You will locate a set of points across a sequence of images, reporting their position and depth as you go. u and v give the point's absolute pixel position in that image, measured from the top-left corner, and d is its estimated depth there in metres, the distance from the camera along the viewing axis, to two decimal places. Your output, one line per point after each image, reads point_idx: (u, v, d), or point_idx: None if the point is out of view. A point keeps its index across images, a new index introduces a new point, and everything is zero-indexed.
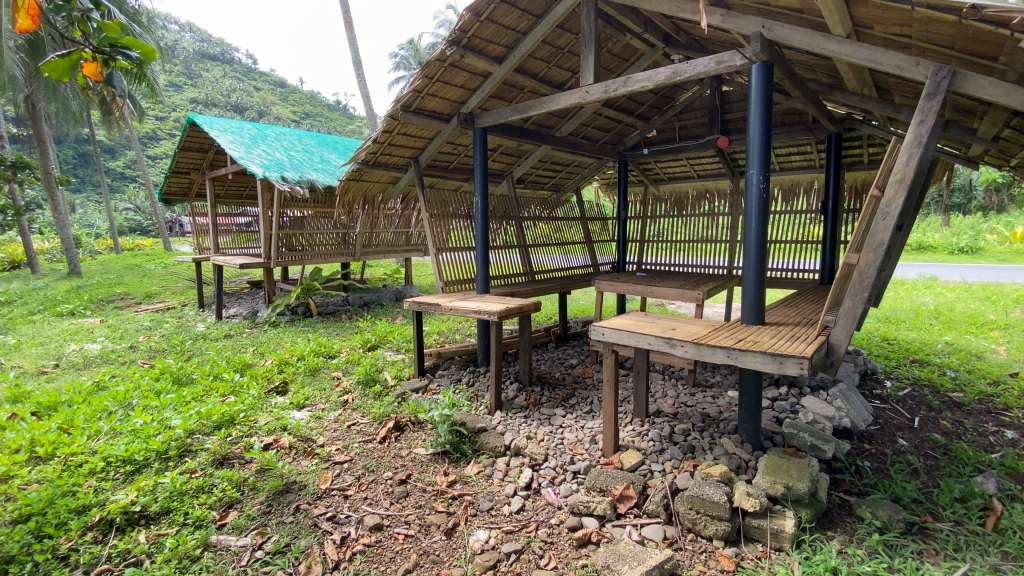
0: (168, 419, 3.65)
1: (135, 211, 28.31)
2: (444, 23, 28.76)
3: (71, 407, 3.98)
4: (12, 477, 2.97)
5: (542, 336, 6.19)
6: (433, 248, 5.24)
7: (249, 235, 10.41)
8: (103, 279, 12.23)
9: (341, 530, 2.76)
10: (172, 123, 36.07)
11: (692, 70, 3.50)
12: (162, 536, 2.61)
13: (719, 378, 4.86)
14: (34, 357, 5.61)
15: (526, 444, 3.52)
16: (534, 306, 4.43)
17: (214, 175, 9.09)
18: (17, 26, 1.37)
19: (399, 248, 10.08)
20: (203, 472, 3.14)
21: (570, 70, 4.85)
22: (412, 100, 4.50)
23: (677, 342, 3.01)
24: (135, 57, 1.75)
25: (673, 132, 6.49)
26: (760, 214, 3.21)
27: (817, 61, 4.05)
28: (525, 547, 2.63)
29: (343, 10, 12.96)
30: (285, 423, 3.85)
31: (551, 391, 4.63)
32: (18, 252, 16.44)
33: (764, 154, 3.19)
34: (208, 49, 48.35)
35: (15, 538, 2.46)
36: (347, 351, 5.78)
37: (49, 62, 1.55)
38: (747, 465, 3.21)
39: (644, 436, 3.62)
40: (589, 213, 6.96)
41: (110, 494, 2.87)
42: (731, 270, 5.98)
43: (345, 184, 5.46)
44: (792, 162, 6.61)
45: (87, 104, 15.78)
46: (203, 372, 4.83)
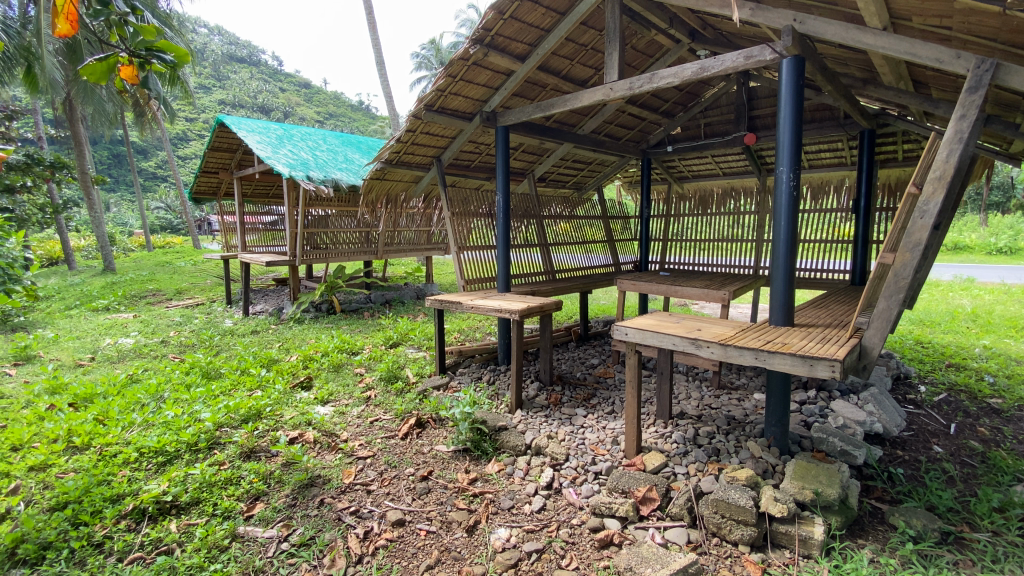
0: (198, 412, 3.75)
1: (165, 211, 29.15)
2: (465, 21, 28.71)
3: (106, 399, 4.12)
4: (49, 467, 3.10)
5: (563, 336, 6.14)
6: (455, 247, 5.24)
7: (275, 234, 10.60)
8: (136, 276, 12.60)
9: (364, 524, 2.78)
10: (201, 124, 37.10)
11: (719, 65, 3.43)
12: (192, 526, 2.68)
13: (744, 381, 4.76)
14: (71, 350, 5.83)
15: (547, 443, 3.49)
16: (555, 305, 4.39)
17: (242, 175, 9.30)
18: (57, 31, 1.44)
19: (420, 246, 10.12)
20: (231, 464, 3.22)
21: (594, 67, 4.81)
22: (435, 100, 4.51)
23: (703, 344, 2.95)
24: (169, 60, 1.81)
25: (697, 129, 6.35)
26: (789, 212, 3.13)
27: (850, 54, 3.94)
28: (546, 547, 2.61)
29: (366, 11, 13.05)
30: (310, 417, 3.91)
31: (572, 391, 4.60)
32: (58, 250, 17.12)
33: (794, 151, 3.11)
34: (237, 52, 49.53)
35: (52, 525, 2.56)
36: (369, 348, 5.84)
37: (89, 66, 1.60)
38: (774, 469, 3.13)
39: (667, 438, 3.57)
40: (611, 212, 6.90)
41: (142, 483, 2.95)
42: (757, 270, 5.87)
43: (368, 183, 5.52)
44: (822, 159, 6.42)
45: (121, 106, 16.28)
46: (231, 367, 4.95)
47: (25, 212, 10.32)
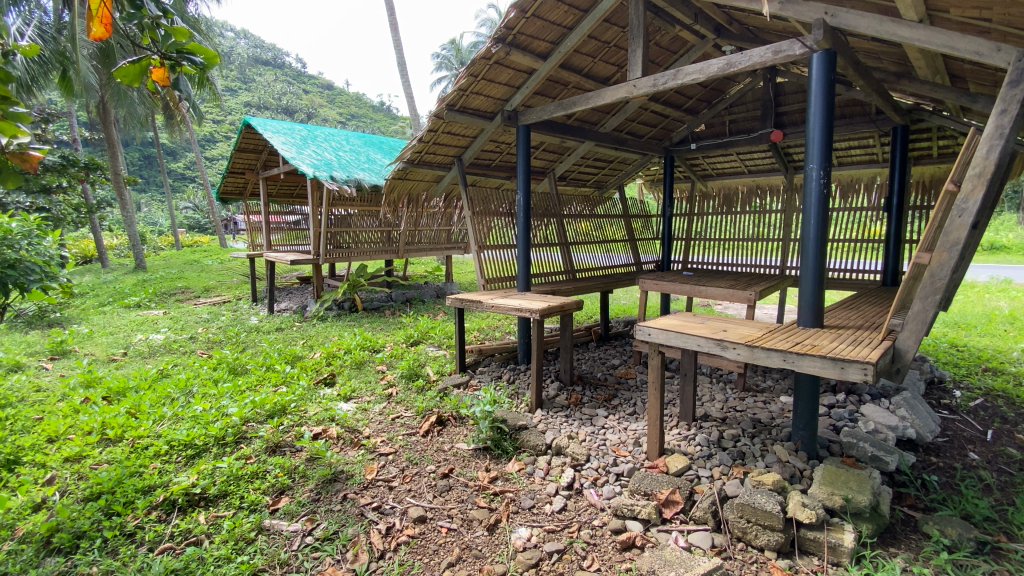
0: (225, 407, 3.83)
1: (193, 211, 29.96)
2: (486, 21, 28.77)
3: (138, 393, 4.25)
4: (85, 458, 3.21)
5: (583, 336, 6.11)
6: (475, 246, 5.25)
7: (298, 233, 10.78)
8: (165, 274, 12.93)
9: (386, 520, 2.81)
10: (227, 126, 38.02)
11: (746, 61, 3.36)
12: (220, 518, 2.74)
13: (771, 384, 4.66)
14: (104, 346, 6.02)
15: (568, 443, 3.47)
16: (576, 304, 4.36)
17: (267, 175, 9.49)
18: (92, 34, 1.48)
19: (440, 245, 10.18)
20: (257, 458, 3.28)
21: (616, 64, 4.77)
22: (456, 99, 4.53)
23: (729, 345, 2.89)
24: (199, 62, 1.86)
25: (722, 127, 6.23)
26: (820, 211, 3.05)
27: (883, 48, 3.83)
28: (567, 547, 2.60)
29: (388, 12, 13.18)
30: (333, 414, 3.97)
31: (593, 391, 4.57)
32: (91, 249, 17.71)
33: (824, 148, 3.04)
34: (262, 54, 50.55)
35: (86, 515, 2.64)
36: (390, 345, 5.90)
37: (123, 68, 1.65)
38: (801, 474, 3.05)
39: (691, 441, 3.52)
40: (633, 211, 6.84)
41: (172, 475, 3.03)
42: (784, 270, 5.79)
43: (391, 183, 5.57)
44: (851, 156, 6.24)
45: (152, 109, 16.76)
46: (257, 363, 5.06)
47: (60, 212, 10.71)
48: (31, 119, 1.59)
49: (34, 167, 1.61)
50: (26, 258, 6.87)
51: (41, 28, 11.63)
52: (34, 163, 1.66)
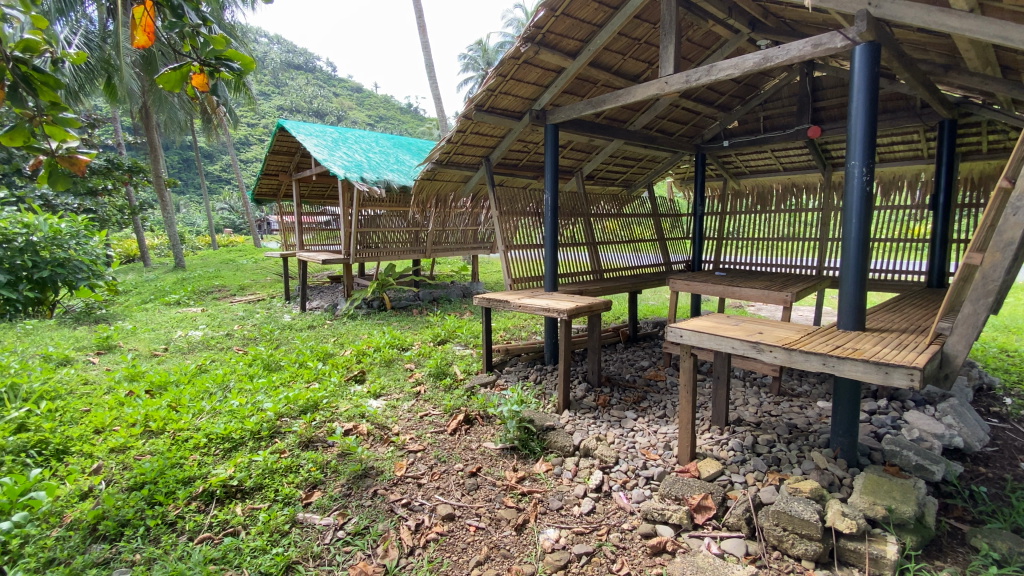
0: (261, 402, 3.94)
1: (229, 211, 30.99)
2: (512, 21, 28.79)
3: (178, 387, 4.41)
4: (130, 448, 3.35)
5: (611, 337, 6.05)
6: (502, 246, 5.25)
7: (329, 234, 11.01)
8: (203, 273, 13.41)
9: (416, 517, 2.84)
10: (261, 129, 39.18)
11: (784, 55, 3.27)
12: (256, 510, 2.82)
13: (807, 388, 4.52)
14: (146, 341, 6.28)
15: (596, 445, 3.44)
16: (605, 305, 4.31)
17: (300, 177, 9.72)
18: (135, 42, 1.56)
19: (467, 245, 10.23)
20: (291, 453, 3.36)
21: (647, 61, 4.70)
22: (485, 100, 4.54)
23: (765, 348, 2.81)
24: (236, 68, 1.94)
25: (756, 123, 6.07)
26: (862, 209, 2.94)
27: (930, 39, 3.65)
28: (596, 550, 2.57)
29: (417, 14, 13.34)
30: (363, 410, 4.04)
31: (621, 393, 4.51)
32: (134, 249, 18.49)
33: (867, 144, 2.93)
34: (294, 59, 51.89)
35: (131, 503, 2.75)
36: (418, 344, 5.97)
37: (164, 75, 1.73)
38: (841, 482, 2.93)
39: (723, 445, 3.44)
40: (662, 210, 6.73)
41: (211, 468, 3.13)
42: (821, 270, 5.58)
43: (419, 184, 5.63)
44: (894, 152, 5.99)
45: (191, 114, 17.39)
46: (290, 360, 5.19)
47: (106, 213, 11.23)
48: (80, 126, 1.67)
49: (83, 171, 1.71)
50: (75, 257, 7.45)
51: (87, 36, 12.24)
52: (81, 166, 1.74)
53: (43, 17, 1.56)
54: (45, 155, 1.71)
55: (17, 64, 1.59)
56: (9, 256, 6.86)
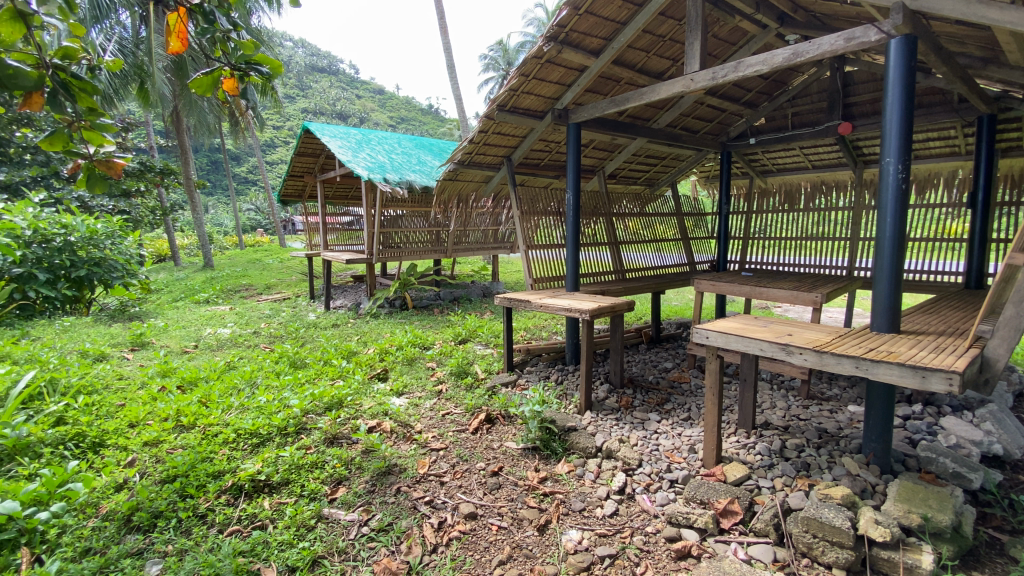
0: (287, 398, 4.02)
1: (256, 212, 31.75)
2: (533, 20, 28.74)
3: (208, 383, 4.53)
4: (163, 442, 3.45)
5: (633, 337, 5.99)
6: (523, 245, 5.24)
7: (352, 234, 11.17)
8: (231, 272, 13.76)
9: (438, 515, 2.86)
10: (286, 132, 40.06)
11: (815, 50, 3.19)
12: (283, 505, 2.88)
13: (837, 392, 4.40)
14: (178, 338, 6.46)
15: (619, 447, 3.41)
16: (628, 305, 4.26)
17: (324, 178, 9.88)
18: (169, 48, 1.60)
19: (488, 245, 10.26)
20: (316, 449, 3.42)
21: (671, 58, 4.64)
22: (507, 100, 4.54)
23: (795, 350, 2.74)
24: (265, 72, 1.98)
25: (784, 120, 5.94)
26: (897, 208, 2.85)
27: (969, 31, 3.52)
28: (620, 553, 2.55)
29: (439, 16, 13.43)
30: (386, 408, 4.08)
31: (644, 395, 4.46)
32: (166, 249, 19.10)
33: (903, 140, 2.83)
34: (318, 62, 52.88)
35: (163, 496, 2.84)
36: (440, 343, 6.01)
37: (197, 80, 1.76)
38: (873, 489, 2.84)
39: (750, 449, 3.37)
40: (686, 209, 6.64)
41: (240, 462, 3.20)
42: (851, 271, 5.42)
43: (441, 184, 5.66)
44: (930, 149, 5.79)
45: (220, 117, 17.85)
46: (315, 357, 5.29)
47: (139, 214, 11.59)
48: (117, 132, 1.73)
49: (120, 174, 1.77)
50: (111, 257, 7.79)
51: (121, 43, 12.68)
52: (118, 170, 1.80)
53: (82, 25, 1.58)
54: (83, 159, 1.78)
55: (56, 71, 1.62)
56: (48, 256, 7.12)
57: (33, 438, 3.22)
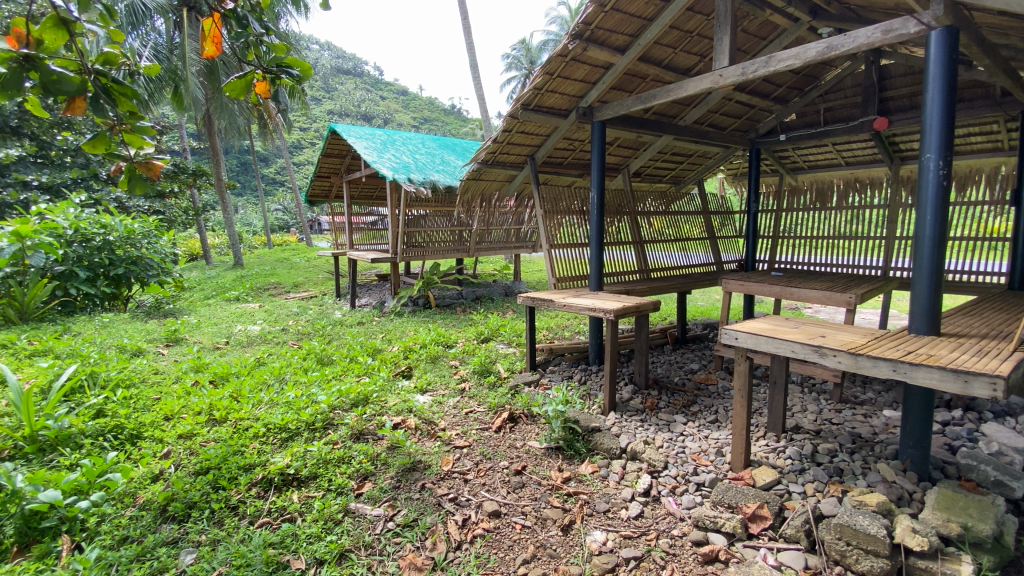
0: (315, 394, 4.11)
1: (283, 212, 32.50)
2: (555, 19, 28.61)
3: (238, 378, 4.67)
4: (196, 435, 3.56)
5: (658, 338, 5.92)
6: (546, 244, 5.22)
7: (376, 233, 11.32)
8: (260, 271, 14.13)
9: (462, 512, 2.88)
10: (313, 133, 40.89)
11: (850, 43, 3.08)
12: (311, 498, 2.94)
13: (872, 396, 4.26)
14: (210, 334, 6.67)
15: (643, 449, 3.37)
16: (653, 305, 4.21)
17: (350, 178, 10.04)
18: (205, 53, 1.65)
19: (510, 245, 10.27)
20: (343, 444, 3.48)
21: (699, 54, 4.57)
22: (532, 98, 4.53)
23: (829, 352, 2.66)
24: (296, 75, 2.01)
25: (815, 116, 5.78)
26: (937, 205, 2.75)
27: (1016, 21, 3.37)
28: (645, 555, 2.52)
29: (462, 16, 13.50)
30: (411, 405, 4.13)
31: (669, 396, 4.40)
32: (198, 248, 19.75)
33: (944, 135, 2.72)
34: (343, 65, 53.82)
35: (197, 487, 2.92)
36: (463, 341, 6.05)
37: (231, 83, 1.81)
38: (910, 497, 2.74)
39: (780, 454, 3.29)
40: (712, 207, 6.52)
41: (269, 456, 3.28)
42: (886, 271, 5.24)
43: (465, 184, 5.69)
44: (971, 144, 5.56)
45: (250, 120, 18.32)
46: (342, 355, 5.39)
47: (174, 214, 11.98)
48: (157, 134, 1.79)
49: (159, 175, 1.84)
50: (146, 256, 8.11)
51: (157, 49, 13.14)
52: (157, 171, 1.86)
53: (122, 32, 1.62)
54: (125, 161, 1.84)
55: (98, 77, 1.68)
56: (88, 254, 7.39)
57: (74, 429, 3.36)
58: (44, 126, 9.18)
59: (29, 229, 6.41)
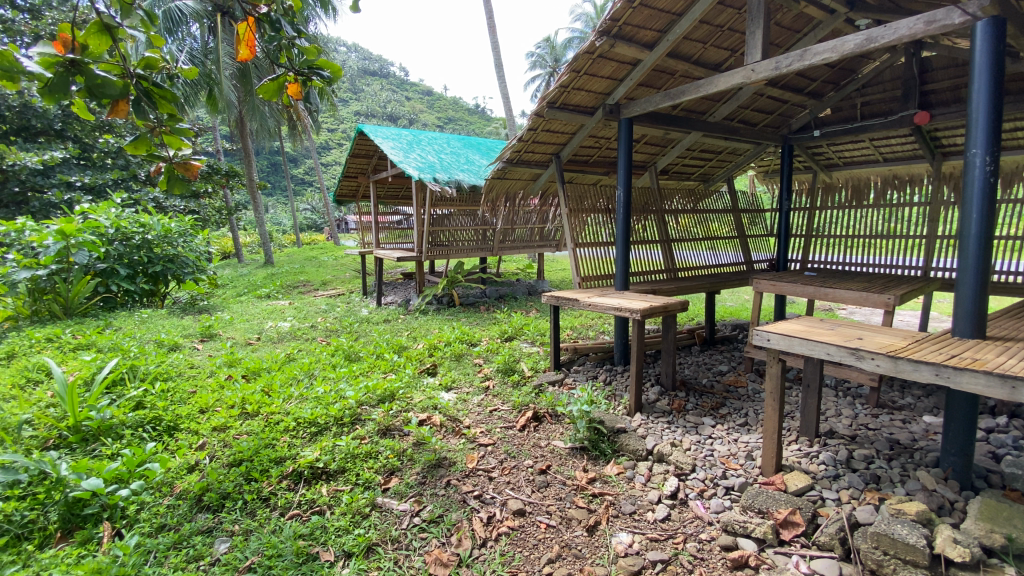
0: (343, 390, 4.19)
1: (312, 212, 33.21)
2: (580, 16, 28.41)
3: (270, 373, 4.80)
4: (230, 427, 3.67)
5: (686, 339, 5.83)
6: (571, 243, 5.19)
7: (401, 232, 11.45)
8: (290, 269, 14.49)
9: (487, 510, 2.89)
10: (340, 134, 41.65)
11: (891, 34, 2.96)
12: (339, 492, 2.99)
13: (911, 401, 4.10)
14: (242, 330, 6.87)
15: (670, 451, 3.33)
16: (681, 305, 4.15)
17: (376, 178, 10.19)
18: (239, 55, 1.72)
19: (534, 243, 10.27)
20: (371, 439, 3.54)
21: (729, 48, 4.47)
22: (558, 96, 4.51)
23: (866, 355, 2.57)
24: (326, 76, 2.07)
25: (852, 110, 5.59)
26: (983, 204, 2.63)
27: None
28: (672, 558, 2.48)
29: (487, 15, 13.53)
30: (436, 402, 4.17)
31: (697, 398, 4.33)
32: (231, 247, 20.38)
33: (992, 129, 2.60)
34: (370, 66, 54.65)
35: (230, 478, 3.02)
36: (486, 340, 6.08)
37: (265, 85, 1.87)
38: (952, 506, 2.63)
39: (813, 458, 3.20)
40: (742, 205, 6.37)
41: (299, 450, 3.35)
42: (927, 271, 5.03)
43: (490, 182, 5.72)
44: (1020, 138, 5.29)
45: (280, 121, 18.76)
46: (368, 351, 5.48)
47: (208, 213, 12.37)
48: (195, 137, 1.82)
49: (197, 175, 1.89)
50: (182, 254, 8.42)
51: (192, 53, 13.58)
52: (194, 171, 1.93)
53: (162, 37, 1.68)
54: (164, 162, 1.91)
55: (140, 81, 1.76)
56: (128, 252, 7.70)
57: (115, 420, 3.50)
58: (86, 129, 9.61)
59: (73, 227, 6.73)
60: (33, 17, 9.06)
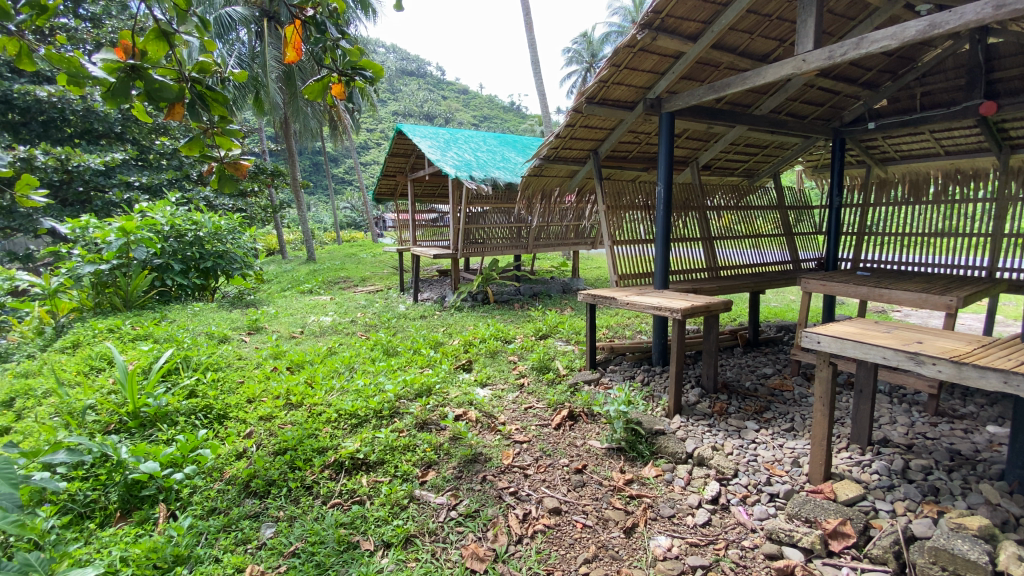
0: (382, 383, 4.28)
1: (351, 210, 34.10)
2: (618, 9, 27.96)
3: (312, 366, 4.96)
4: (276, 416, 3.82)
5: (727, 340, 5.66)
6: (608, 241, 5.13)
7: (437, 230, 11.60)
8: (331, 265, 14.92)
9: (523, 507, 2.90)
10: (378, 134, 42.52)
11: (957, 19, 2.76)
12: (378, 483, 3.06)
13: (973, 410, 3.85)
14: (286, 324, 7.14)
15: (711, 455, 3.24)
16: (724, 305, 4.03)
17: (414, 176, 10.36)
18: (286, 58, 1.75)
19: (568, 240, 10.19)
20: (408, 432, 3.60)
21: (778, 38, 4.30)
22: (597, 91, 4.46)
23: (926, 360, 2.42)
24: (369, 76, 2.07)
25: (910, 101, 5.28)
26: None
27: None
28: (713, 564, 2.42)
29: (524, 12, 13.50)
30: (472, 398, 4.20)
31: (740, 401, 4.20)
32: (276, 244, 21.17)
33: None
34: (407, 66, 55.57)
35: (275, 466, 3.13)
36: (521, 337, 6.08)
37: (309, 86, 1.92)
38: (1019, 522, 2.46)
39: (865, 467, 3.05)
40: (789, 202, 6.13)
41: (341, 440, 3.44)
42: (992, 271, 4.71)
43: (527, 180, 5.71)
44: None
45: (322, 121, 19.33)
46: (406, 346, 5.58)
47: (254, 212, 12.85)
48: (245, 137, 1.90)
49: (246, 174, 1.99)
50: (231, 250, 8.81)
51: (240, 58, 14.16)
52: (244, 170, 2.00)
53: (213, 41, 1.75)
54: (216, 162, 2.00)
55: (194, 84, 1.83)
56: (182, 248, 8.13)
57: (171, 407, 3.70)
58: (143, 132, 10.16)
59: (133, 225, 7.15)
60: (95, 26, 9.63)
